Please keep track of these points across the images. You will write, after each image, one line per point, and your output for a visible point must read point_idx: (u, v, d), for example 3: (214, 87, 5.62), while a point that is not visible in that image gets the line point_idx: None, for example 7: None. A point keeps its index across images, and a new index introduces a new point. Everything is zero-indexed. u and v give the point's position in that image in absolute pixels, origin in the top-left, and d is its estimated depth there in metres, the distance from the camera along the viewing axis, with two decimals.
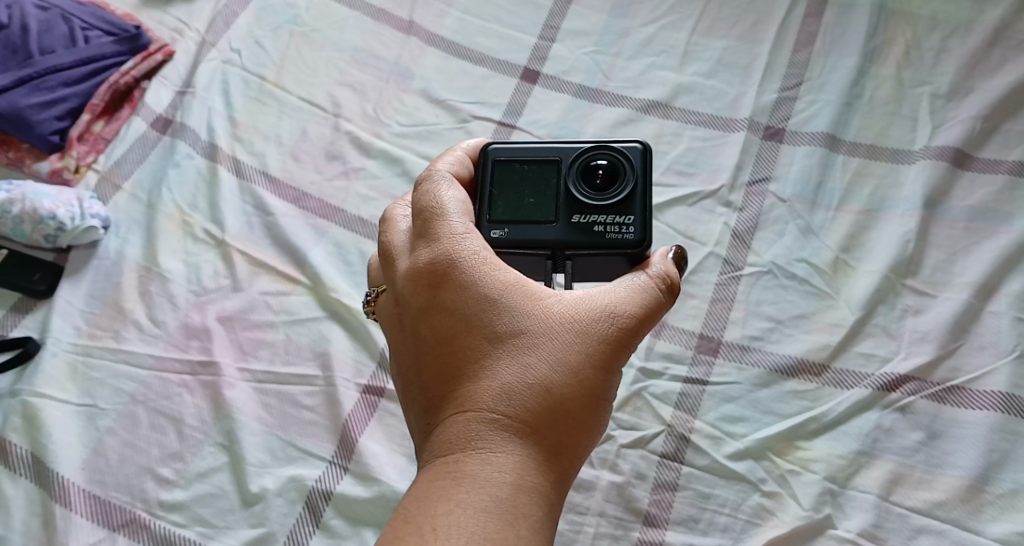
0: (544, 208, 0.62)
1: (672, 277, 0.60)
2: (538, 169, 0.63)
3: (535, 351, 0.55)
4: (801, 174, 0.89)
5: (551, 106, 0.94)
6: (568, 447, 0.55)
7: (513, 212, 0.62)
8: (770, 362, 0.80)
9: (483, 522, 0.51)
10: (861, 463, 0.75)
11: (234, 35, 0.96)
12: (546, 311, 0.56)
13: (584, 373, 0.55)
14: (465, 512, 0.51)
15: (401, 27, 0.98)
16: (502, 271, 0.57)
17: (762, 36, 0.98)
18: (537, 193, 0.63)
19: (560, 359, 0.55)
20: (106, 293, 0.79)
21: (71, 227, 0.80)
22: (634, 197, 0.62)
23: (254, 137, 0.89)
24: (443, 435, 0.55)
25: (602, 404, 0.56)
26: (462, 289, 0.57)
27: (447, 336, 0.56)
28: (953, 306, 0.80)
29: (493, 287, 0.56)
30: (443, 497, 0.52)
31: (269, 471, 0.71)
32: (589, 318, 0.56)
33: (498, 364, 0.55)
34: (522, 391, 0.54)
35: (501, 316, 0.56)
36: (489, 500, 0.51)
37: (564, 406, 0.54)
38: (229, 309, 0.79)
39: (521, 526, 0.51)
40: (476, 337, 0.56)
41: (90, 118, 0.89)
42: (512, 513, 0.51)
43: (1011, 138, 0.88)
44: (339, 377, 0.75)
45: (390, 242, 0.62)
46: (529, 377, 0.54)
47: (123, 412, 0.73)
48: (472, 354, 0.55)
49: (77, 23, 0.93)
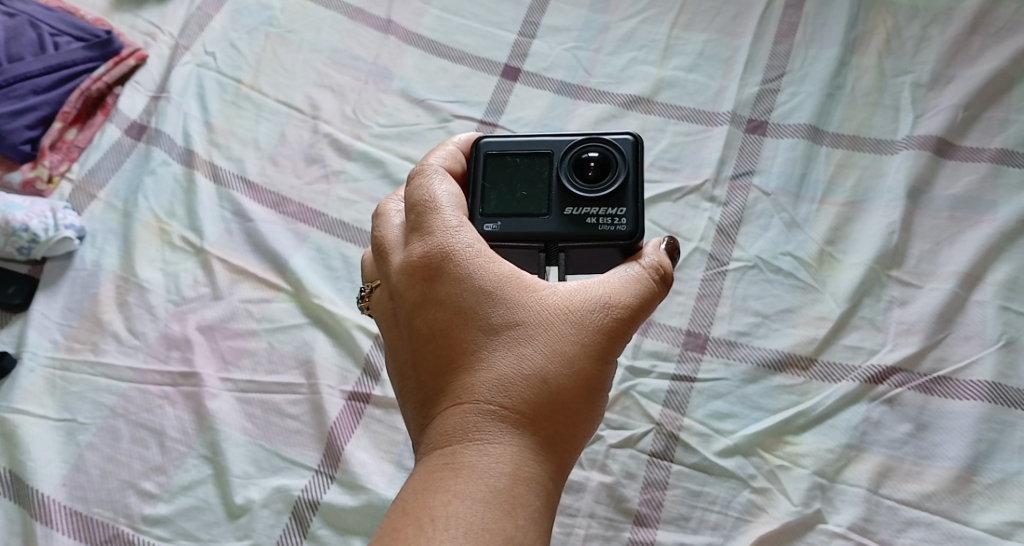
0: (537, 200, 0.61)
1: (666, 269, 0.59)
2: (530, 162, 0.62)
3: (532, 342, 0.54)
4: (784, 167, 0.89)
5: (533, 104, 0.93)
6: (566, 438, 0.54)
7: (506, 205, 0.61)
8: (757, 357, 0.80)
9: (482, 512, 0.50)
10: (851, 456, 0.75)
11: (209, 37, 0.94)
12: (542, 302, 0.56)
13: (580, 363, 0.54)
14: (463, 503, 0.50)
15: (378, 27, 0.96)
16: (497, 263, 0.57)
17: (743, 28, 0.97)
18: (530, 186, 0.62)
19: (557, 350, 0.54)
20: (83, 305, 0.78)
21: (45, 238, 0.78)
22: (626, 188, 0.61)
23: (232, 141, 0.87)
24: (440, 428, 0.54)
25: (599, 394, 0.56)
26: (457, 281, 0.56)
27: (442, 329, 0.56)
28: (939, 296, 0.80)
29: (488, 279, 0.56)
30: (440, 489, 0.51)
31: (254, 482, 0.70)
32: (585, 309, 0.56)
33: (494, 355, 0.54)
34: (519, 381, 0.53)
35: (497, 307, 0.55)
36: (487, 490, 0.51)
37: (561, 396, 0.54)
38: (209, 318, 0.77)
39: (519, 517, 0.51)
40: (471, 330, 0.55)
41: (62, 126, 0.87)
42: (510, 503, 0.51)
43: (993, 126, 0.88)
44: (323, 385, 0.74)
45: (384, 238, 0.61)
46: (526, 367, 0.54)
47: (103, 427, 0.72)
48: (468, 346, 0.55)
49: (46, 29, 0.92)
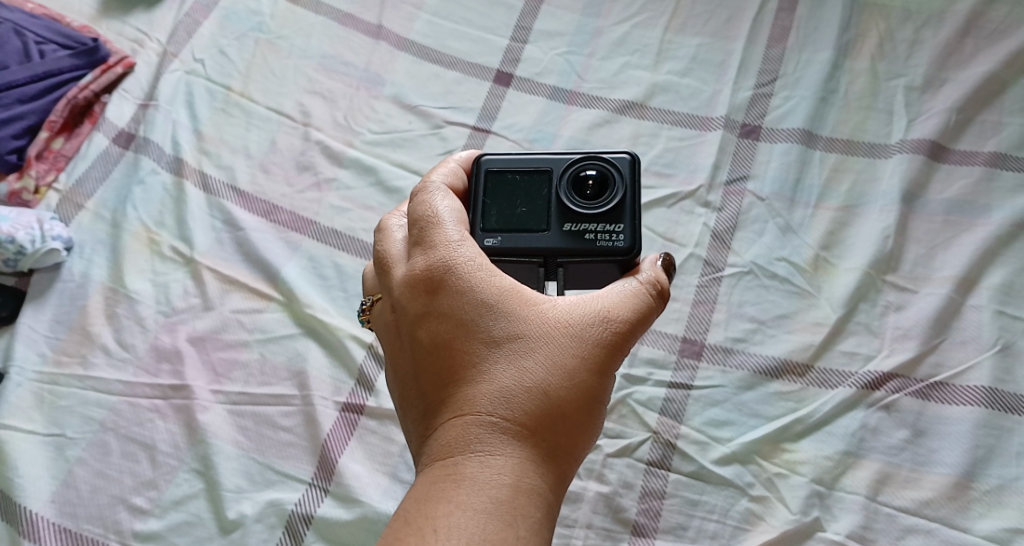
0: (536, 216, 0.61)
1: (662, 282, 0.59)
2: (529, 180, 0.62)
3: (533, 355, 0.54)
4: (779, 172, 0.88)
5: (526, 110, 0.92)
6: (566, 449, 0.54)
7: (506, 222, 0.61)
8: (754, 363, 0.80)
9: (483, 523, 0.49)
10: (848, 464, 0.75)
11: (197, 44, 0.93)
12: (543, 315, 0.55)
13: (581, 377, 0.54)
14: (464, 514, 0.49)
15: (369, 32, 0.96)
16: (498, 277, 0.56)
17: (735, 32, 0.97)
18: (529, 202, 0.61)
19: (558, 362, 0.54)
20: (71, 318, 0.76)
21: (32, 250, 0.76)
22: (624, 204, 0.60)
23: (222, 150, 0.86)
24: (441, 439, 0.53)
25: (599, 407, 0.55)
26: (458, 294, 0.55)
27: (444, 341, 0.55)
28: (935, 301, 0.80)
29: (489, 292, 0.55)
30: (442, 499, 0.50)
31: (247, 496, 0.69)
32: (585, 322, 0.55)
33: (497, 367, 0.53)
34: (521, 393, 0.53)
35: (498, 320, 0.54)
36: (488, 501, 0.50)
37: (562, 409, 0.53)
38: (200, 330, 0.76)
39: (520, 527, 0.50)
40: (472, 342, 0.54)
41: (49, 135, 0.86)
42: (511, 514, 0.50)
43: (986, 129, 0.88)
44: (317, 396, 0.73)
45: (385, 251, 0.60)
46: (527, 380, 0.53)
47: (93, 441, 0.71)
48: (469, 358, 0.54)
49: (31, 37, 0.91)
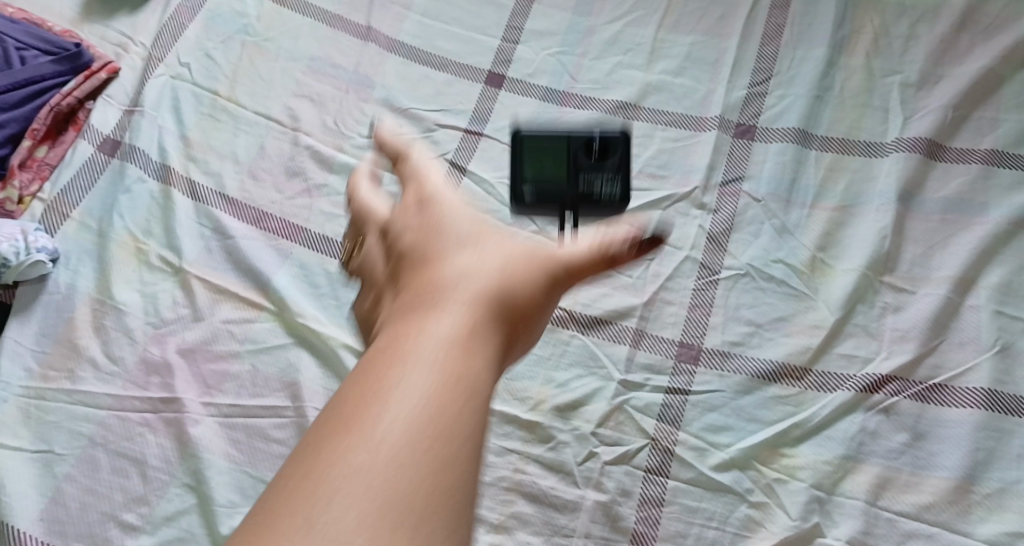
0: (557, 172, 0.70)
1: (638, 223, 0.58)
2: (554, 145, 0.70)
3: (489, 252, 0.54)
4: (774, 172, 0.87)
5: (518, 112, 0.91)
6: (512, 339, 0.53)
7: (538, 175, 0.70)
8: (751, 367, 0.78)
9: (433, 355, 0.47)
10: (848, 468, 0.73)
11: (182, 47, 0.91)
12: (500, 232, 0.56)
13: (532, 273, 0.54)
14: (415, 362, 0.47)
15: (358, 33, 0.94)
16: (463, 206, 0.58)
17: (729, 30, 0.96)
18: (552, 162, 0.70)
19: (511, 260, 0.54)
20: (57, 330, 0.75)
21: (16, 263, 0.74)
22: (622, 166, 0.69)
23: (209, 156, 0.85)
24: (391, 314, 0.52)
25: (540, 312, 0.55)
26: (425, 212, 0.57)
27: (408, 248, 0.56)
28: (933, 302, 0.79)
29: (453, 212, 0.57)
30: (396, 347, 0.48)
31: (240, 511, 0.69)
32: (539, 241, 0.56)
33: (453, 257, 0.54)
34: (476, 274, 0.52)
35: (461, 229, 0.56)
36: (441, 344, 0.48)
37: (512, 294, 0.53)
38: (190, 341, 0.75)
39: (471, 366, 0.48)
40: (433, 240, 0.55)
41: (32, 143, 0.84)
42: (461, 350, 0.48)
43: (983, 125, 0.88)
44: (310, 408, 0.72)
45: (367, 200, 0.63)
46: (481, 267, 0.53)
47: (82, 457, 0.70)
48: (430, 253, 0.54)
49: (11, 42, 0.89)
